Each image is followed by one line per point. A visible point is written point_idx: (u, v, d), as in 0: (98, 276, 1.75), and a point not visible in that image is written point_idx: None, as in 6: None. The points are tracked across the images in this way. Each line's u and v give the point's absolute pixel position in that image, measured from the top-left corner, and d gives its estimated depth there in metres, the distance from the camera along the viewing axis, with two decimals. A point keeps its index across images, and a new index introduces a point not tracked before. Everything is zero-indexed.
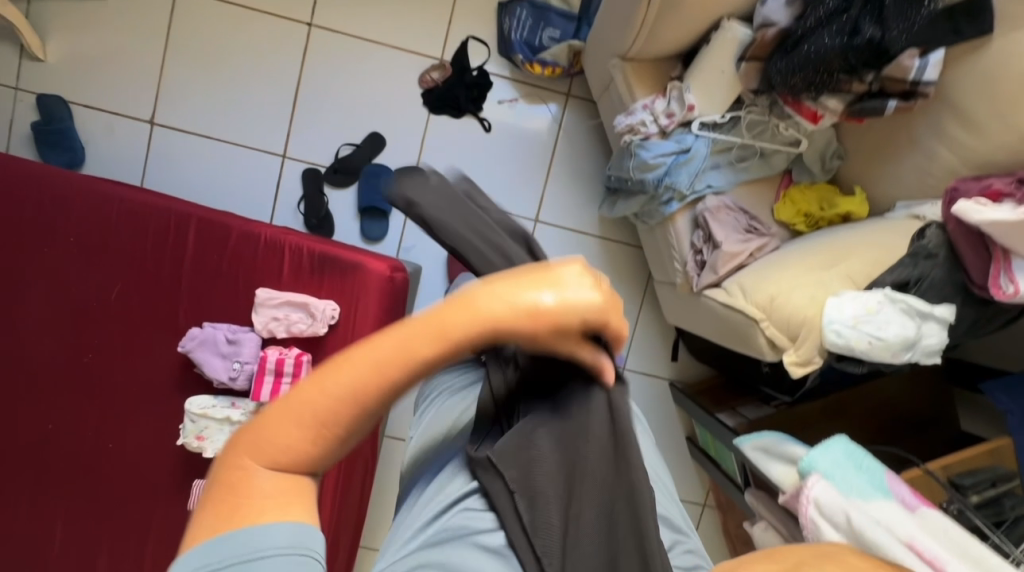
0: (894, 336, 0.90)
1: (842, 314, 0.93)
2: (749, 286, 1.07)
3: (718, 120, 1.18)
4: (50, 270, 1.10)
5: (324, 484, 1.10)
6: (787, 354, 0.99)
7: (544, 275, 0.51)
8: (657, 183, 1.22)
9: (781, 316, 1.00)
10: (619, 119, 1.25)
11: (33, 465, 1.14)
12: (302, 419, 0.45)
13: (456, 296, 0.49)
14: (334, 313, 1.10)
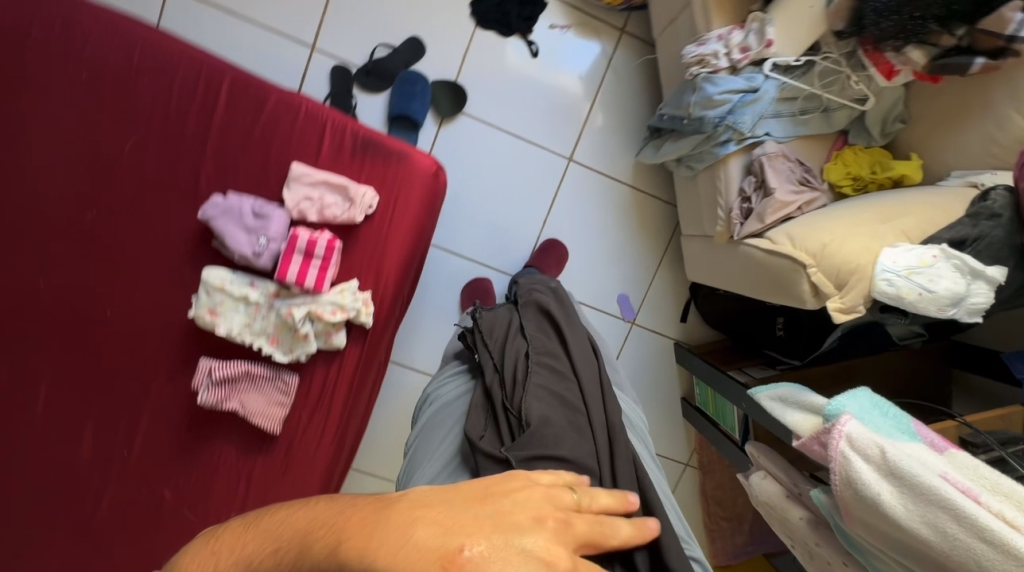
0: (944, 291, 0.91)
1: (896, 264, 0.93)
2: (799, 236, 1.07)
3: (792, 64, 1.14)
4: (56, 107, 0.98)
5: (343, 377, 1.11)
6: (831, 301, 0.99)
7: (523, 539, 0.53)
8: (718, 122, 1.19)
9: (831, 263, 1.00)
10: (688, 48, 1.19)
11: (18, 323, 1.04)
12: (260, 545, 0.51)
13: (439, 509, 0.53)
14: (372, 204, 1.03)
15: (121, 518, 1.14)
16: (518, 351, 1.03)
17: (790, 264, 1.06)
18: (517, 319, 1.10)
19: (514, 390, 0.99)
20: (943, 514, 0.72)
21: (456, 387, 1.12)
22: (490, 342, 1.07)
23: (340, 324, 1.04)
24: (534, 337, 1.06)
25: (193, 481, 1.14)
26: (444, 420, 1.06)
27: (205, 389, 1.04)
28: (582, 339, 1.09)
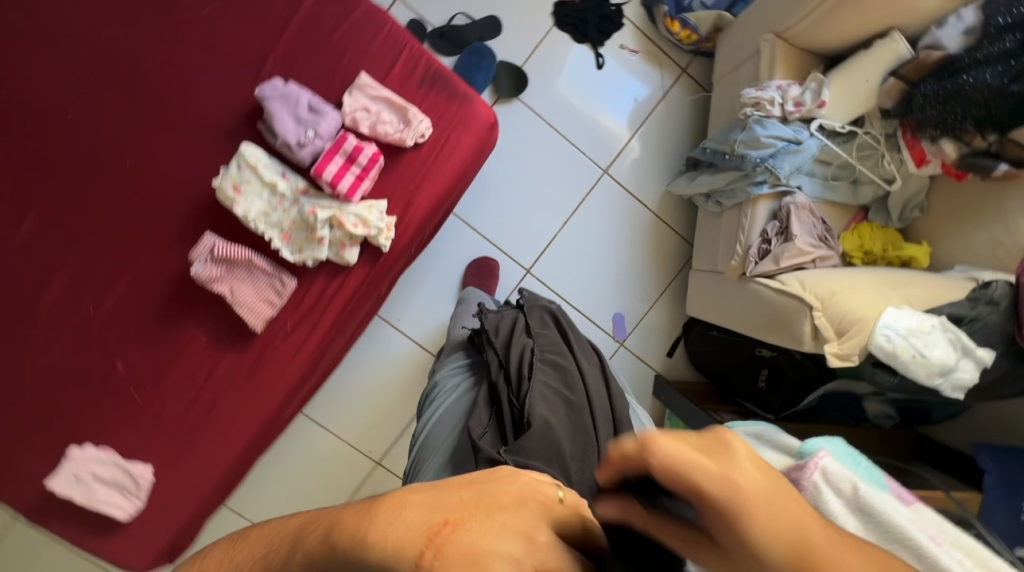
0: (936, 358, 0.95)
1: (897, 323, 0.97)
2: (810, 280, 1.12)
3: (837, 128, 1.23)
4: None
5: (336, 298, 1.08)
6: (829, 345, 1.02)
7: (511, 518, 0.51)
8: (758, 162, 1.26)
9: (836, 310, 1.04)
10: (748, 90, 1.28)
11: (31, 144, 1.00)
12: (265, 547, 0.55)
13: (420, 496, 0.50)
14: (425, 133, 1.04)
15: (66, 375, 1.07)
16: (522, 349, 1.09)
17: (798, 305, 1.10)
18: (523, 318, 1.17)
19: (520, 386, 1.04)
20: (904, 553, 0.73)
21: (463, 383, 1.17)
22: (496, 341, 1.13)
23: (357, 239, 1.03)
24: (538, 335, 1.13)
25: (152, 359, 1.09)
26: (450, 414, 1.11)
27: (201, 263, 1.01)
28: (580, 343, 1.16)
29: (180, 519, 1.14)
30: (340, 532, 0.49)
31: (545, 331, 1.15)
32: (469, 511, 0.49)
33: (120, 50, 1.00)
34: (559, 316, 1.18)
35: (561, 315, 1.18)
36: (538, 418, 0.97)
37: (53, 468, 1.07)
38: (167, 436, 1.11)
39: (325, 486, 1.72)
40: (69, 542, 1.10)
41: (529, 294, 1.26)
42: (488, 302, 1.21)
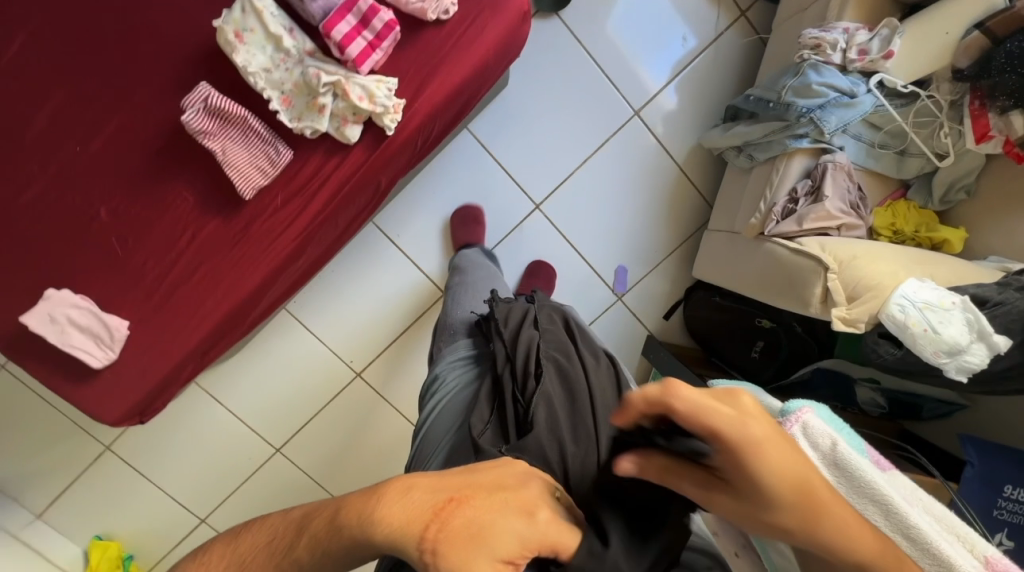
0: (948, 336, 0.89)
1: (915, 294, 0.91)
2: (831, 241, 1.04)
3: (898, 87, 1.11)
4: None
5: (331, 182, 1.03)
6: (837, 308, 0.97)
7: (501, 498, 0.64)
8: (803, 113, 1.15)
9: (853, 275, 0.98)
10: (810, 30, 1.16)
11: None
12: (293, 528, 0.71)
13: (416, 491, 0.64)
14: (449, 9, 0.96)
15: (48, 213, 1.04)
16: (530, 343, 1.10)
17: (812, 266, 1.03)
18: (532, 312, 1.19)
19: (525, 382, 1.04)
20: (872, 508, 0.71)
21: (469, 375, 1.18)
22: (506, 333, 1.14)
23: (360, 116, 0.96)
24: (547, 332, 1.14)
25: (136, 212, 1.04)
26: (452, 407, 1.12)
27: (191, 112, 0.94)
28: (593, 349, 1.16)
29: (150, 380, 1.13)
30: (363, 509, 0.65)
31: (557, 332, 1.15)
32: (468, 493, 0.63)
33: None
34: (567, 317, 1.20)
35: (568, 316, 1.20)
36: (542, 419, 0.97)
37: (28, 305, 1.05)
38: (145, 294, 1.08)
39: (303, 383, 1.82)
40: (41, 381, 1.10)
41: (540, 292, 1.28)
42: (497, 296, 1.22)
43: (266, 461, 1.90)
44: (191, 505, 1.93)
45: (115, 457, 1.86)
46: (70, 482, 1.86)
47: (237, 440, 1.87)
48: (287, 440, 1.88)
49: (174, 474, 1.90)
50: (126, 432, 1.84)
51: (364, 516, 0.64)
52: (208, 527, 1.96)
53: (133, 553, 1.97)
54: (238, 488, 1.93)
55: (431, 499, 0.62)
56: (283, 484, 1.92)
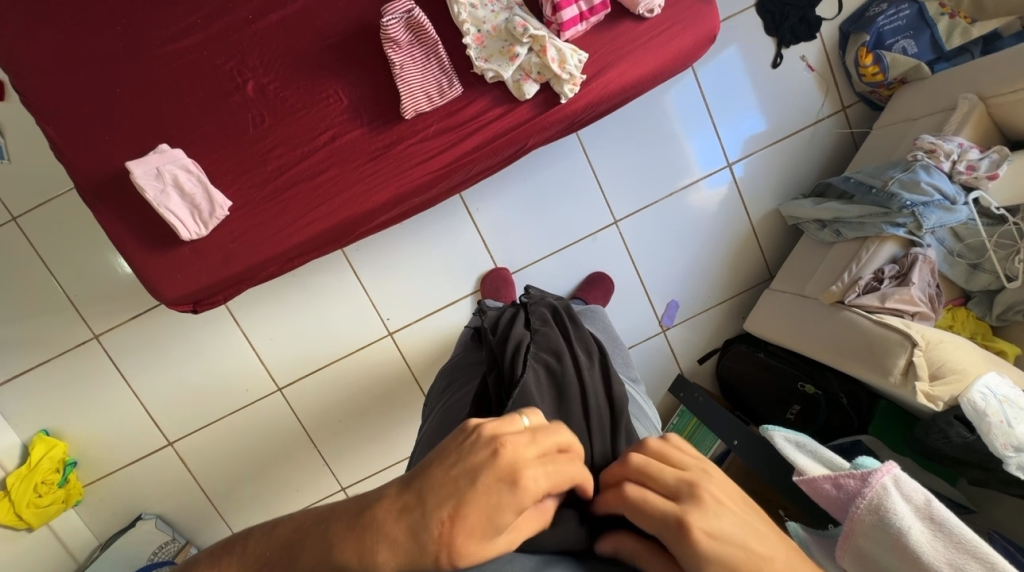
0: (1021, 431, 1.00)
1: (997, 388, 1.05)
2: (918, 323, 1.19)
3: (991, 206, 1.26)
4: None
5: (444, 118, 1.02)
6: (921, 383, 1.12)
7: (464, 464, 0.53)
8: (906, 205, 1.27)
9: (935, 355, 1.13)
10: (927, 136, 1.32)
11: None
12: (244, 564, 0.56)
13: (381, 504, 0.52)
14: (654, 9, 1.02)
15: (194, 67, 1.00)
16: (518, 342, 0.92)
17: (899, 339, 1.17)
18: (524, 314, 1.02)
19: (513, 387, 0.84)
20: (974, 565, 0.76)
21: (454, 391, 0.97)
22: (492, 337, 0.97)
23: (542, 78, 0.99)
24: (540, 332, 0.95)
25: (284, 96, 1.01)
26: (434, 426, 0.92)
27: (392, 18, 0.97)
28: (587, 345, 0.96)
29: (230, 270, 1.03)
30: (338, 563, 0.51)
31: (543, 331, 0.95)
32: (464, 502, 0.50)
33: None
34: (562, 313, 1.02)
35: (565, 310, 1.03)
36: None
37: (141, 154, 1.00)
38: (261, 180, 1.03)
39: (331, 325, 1.68)
40: (111, 239, 1.02)
41: (540, 293, 1.17)
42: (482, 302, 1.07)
43: (262, 398, 1.71)
44: (164, 422, 1.71)
45: (99, 349, 1.65)
46: (42, 361, 1.64)
47: (240, 368, 1.69)
48: (294, 380, 1.71)
49: (158, 387, 1.69)
50: (122, 325, 1.64)
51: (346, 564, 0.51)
52: (174, 453, 1.73)
53: (77, 460, 1.70)
54: (219, 419, 1.72)
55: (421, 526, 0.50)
56: (270, 427, 1.73)
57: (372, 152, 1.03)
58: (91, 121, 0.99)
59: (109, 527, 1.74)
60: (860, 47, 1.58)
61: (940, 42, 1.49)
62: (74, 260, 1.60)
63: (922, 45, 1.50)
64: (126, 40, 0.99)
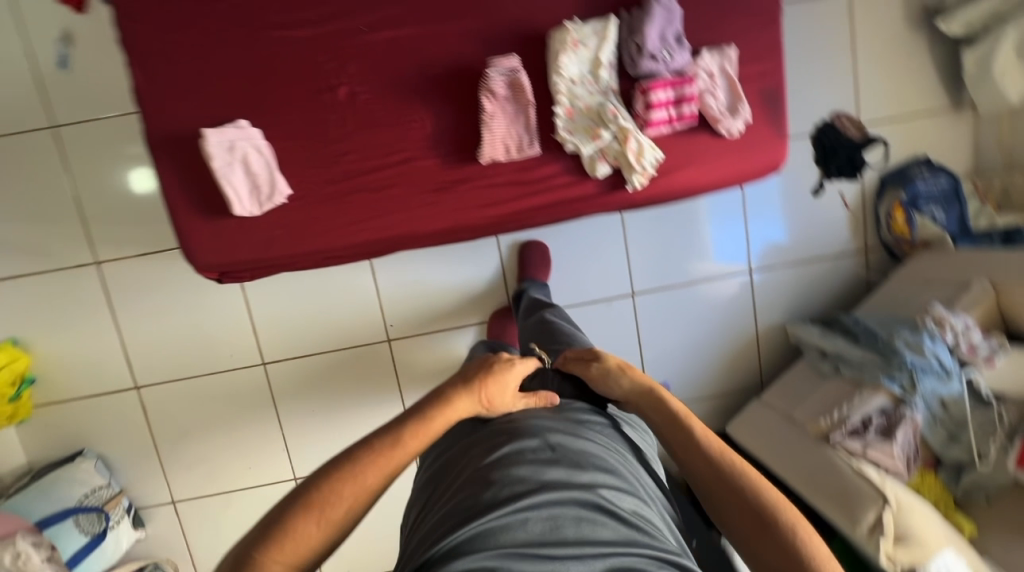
0: None
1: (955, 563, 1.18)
2: (892, 482, 1.26)
3: (981, 388, 1.34)
4: None
5: (509, 168, 1.06)
6: (886, 542, 1.20)
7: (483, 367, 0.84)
8: (905, 365, 1.34)
9: (902, 518, 1.21)
10: (939, 306, 1.40)
11: None
12: (364, 454, 0.71)
13: (438, 392, 0.80)
14: (732, 132, 1.07)
15: (295, 59, 1.02)
16: None
17: (873, 495, 1.24)
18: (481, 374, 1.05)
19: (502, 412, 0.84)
20: None
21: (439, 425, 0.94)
22: None
23: (614, 163, 1.04)
24: None
25: (372, 108, 1.04)
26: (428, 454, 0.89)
27: (497, 73, 1.01)
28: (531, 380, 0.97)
29: (268, 254, 1.05)
30: (428, 424, 0.76)
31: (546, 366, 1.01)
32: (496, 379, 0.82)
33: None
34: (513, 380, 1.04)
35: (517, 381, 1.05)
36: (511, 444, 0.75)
37: (217, 123, 1.02)
38: (323, 178, 1.05)
39: (333, 315, 1.68)
40: (161, 189, 1.03)
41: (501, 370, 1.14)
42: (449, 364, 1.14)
43: (244, 367, 1.69)
44: (137, 366, 1.67)
45: (96, 276, 1.62)
46: (35, 273, 1.60)
47: (230, 333, 1.67)
48: (281, 359, 1.69)
49: (144, 329, 1.65)
50: (127, 259, 1.61)
51: (435, 426, 0.77)
52: (137, 397, 1.68)
53: (36, 379, 1.65)
54: (193, 377, 1.69)
55: (474, 391, 0.81)
56: (244, 397, 1.71)
57: (444, 186, 1.07)
58: (182, 78, 1.01)
59: (48, 453, 1.68)
60: (896, 201, 1.70)
61: (967, 220, 1.63)
62: (101, 182, 1.57)
63: (951, 217, 1.65)
64: (237, 13, 1.01)
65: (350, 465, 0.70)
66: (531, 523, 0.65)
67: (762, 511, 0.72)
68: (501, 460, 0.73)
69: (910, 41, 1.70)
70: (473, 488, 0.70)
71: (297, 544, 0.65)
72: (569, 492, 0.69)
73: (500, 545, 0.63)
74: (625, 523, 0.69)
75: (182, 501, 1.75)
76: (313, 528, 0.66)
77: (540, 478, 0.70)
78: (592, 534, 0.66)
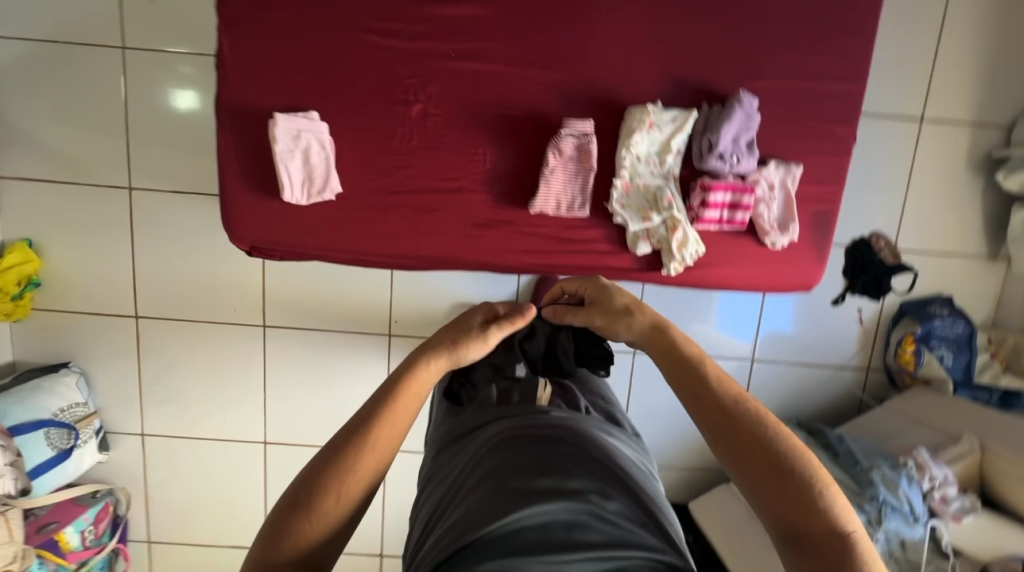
0: None
1: None
2: None
3: (943, 540, 1.35)
4: None
5: (554, 222, 1.08)
6: None
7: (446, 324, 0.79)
8: (877, 498, 1.35)
9: None
10: (925, 451, 1.42)
11: None
12: (344, 446, 0.69)
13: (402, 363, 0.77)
14: (776, 245, 1.08)
15: (379, 65, 1.04)
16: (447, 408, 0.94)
17: None
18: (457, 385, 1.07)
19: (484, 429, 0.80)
20: None
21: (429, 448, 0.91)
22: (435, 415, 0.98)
23: (655, 245, 1.05)
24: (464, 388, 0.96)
25: (440, 132, 1.05)
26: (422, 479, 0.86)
27: (570, 133, 1.02)
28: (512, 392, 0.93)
29: (306, 244, 1.08)
30: (398, 393, 0.72)
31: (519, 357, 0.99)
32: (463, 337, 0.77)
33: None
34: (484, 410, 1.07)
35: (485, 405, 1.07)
36: (498, 461, 0.72)
37: (290, 108, 1.03)
38: (375, 186, 1.06)
39: (342, 298, 1.69)
40: (218, 157, 1.05)
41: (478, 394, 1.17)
42: None
43: (245, 324, 1.70)
44: (143, 296, 1.68)
45: (126, 201, 1.62)
46: (67, 182, 1.61)
47: (240, 289, 1.68)
48: (282, 326, 1.71)
49: (159, 263, 1.67)
50: (160, 193, 1.62)
51: (409, 395, 0.73)
52: (134, 326, 1.70)
53: (42, 283, 1.66)
54: (193, 321, 1.70)
55: (441, 351, 0.76)
56: (236, 353, 1.72)
57: (488, 222, 1.09)
58: (267, 55, 1.02)
59: (36, 357, 1.70)
60: (909, 332, 1.72)
61: (972, 370, 1.66)
62: (154, 113, 1.58)
63: (957, 362, 1.67)
64: (336, 7, 1.02)
65: (334, 462, 0.68)
66: (525, 533, 0.62)
67: (783, 465, 0.65)
68: (489, 472, 0.71)
69: (963, 183, 1.72)
70: (467, 501, 0.68)
71: (299, 541, 0.65)
72: (556, 499, 0.65)
73: (501, 553, 0.60)
74: (620, 526, 0.64)
75: (152, 436, 1.77)
76: (312, 526, 0.65)
77: (527, 488, 0.67)
78: (585, 538, 0.62)
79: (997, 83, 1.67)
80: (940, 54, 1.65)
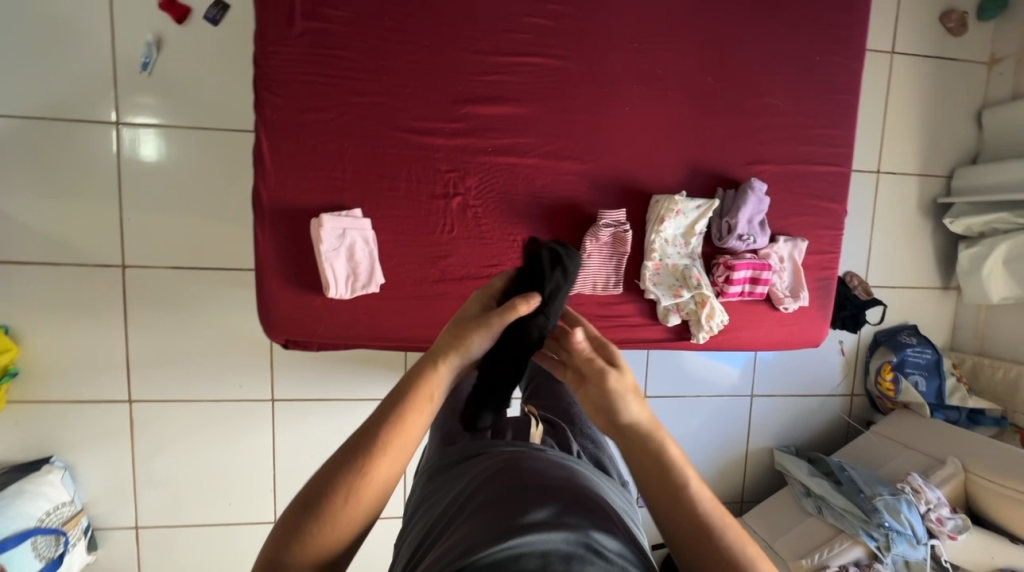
0: None
1: None
2: None
3: (942, 558, 1.48)
4: (775, 53, 1.16)
5: (591, 301, 1.13)
6: None
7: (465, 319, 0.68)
8: (883, 524, 1.46)
9: None
10: (916, 475, 1.57)
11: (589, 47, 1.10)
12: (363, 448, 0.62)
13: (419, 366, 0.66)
14: (788, 308, 1.19)
15: (419, 160, 1.07)
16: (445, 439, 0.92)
17: None
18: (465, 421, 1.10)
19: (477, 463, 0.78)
20: None
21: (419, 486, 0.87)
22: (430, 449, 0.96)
23: (685, 317, 1.13)
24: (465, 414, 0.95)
25: (479, 221, 1.10)
26: (408, 524, 0.80)
27: (607, 223, 1.11)
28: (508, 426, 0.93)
29: (348, 335, 1.07)
30: (414, 398, 0.64)
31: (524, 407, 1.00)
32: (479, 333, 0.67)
33: (718, 55, 1.14)
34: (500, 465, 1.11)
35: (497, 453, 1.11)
36: (490, 492, 0.69)
37: (332, 205, 1.04)
38: (418, 276, 1.09)
39: (356, 367, 1.62)
40: (256, 256, 1.04)
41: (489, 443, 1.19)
42: None
43: (251, 402, 1.59)
44: (136, 379, 1.53)
45: (118, 280, 1.46)
46: (48, 261, 1.43)
47: (246, 364, 1.57)
48: (291, 401, 1.61)
49: (155, 344, 1.52)
50: (157, 269, 1.47)
51: (424, 399, 0.65)
52: (127, 412, 1.54)
53: (19, 372, 1.46)
54: (193, 402, 1.57)
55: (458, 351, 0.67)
56: (242, 431, 1.60)
57: None
58: (308, 154, 1.03)
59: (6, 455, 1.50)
60: (886, 361, 1.89)
61: (944, 393, 1.82)
62: None
63: (930, 387, 1.83)
64: (375, 107, 1.05)
65: (349, 465, 0.61)
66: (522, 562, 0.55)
67: (697, 532, 0.60)
68: (482, 502, 0.67)
69: (918, 225, 1.95)
70: (460, 533, 0.62)
71: (314, 547, 0.59)
72: (555, 528, 0.60)
73: None
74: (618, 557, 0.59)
75: (147, 529, 1.61)
76: (330, 534, 0.60)
77: (523, 517, 0.62)
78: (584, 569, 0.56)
79: (936, 140, 1.92)
80: (891, 116, 1.88)
